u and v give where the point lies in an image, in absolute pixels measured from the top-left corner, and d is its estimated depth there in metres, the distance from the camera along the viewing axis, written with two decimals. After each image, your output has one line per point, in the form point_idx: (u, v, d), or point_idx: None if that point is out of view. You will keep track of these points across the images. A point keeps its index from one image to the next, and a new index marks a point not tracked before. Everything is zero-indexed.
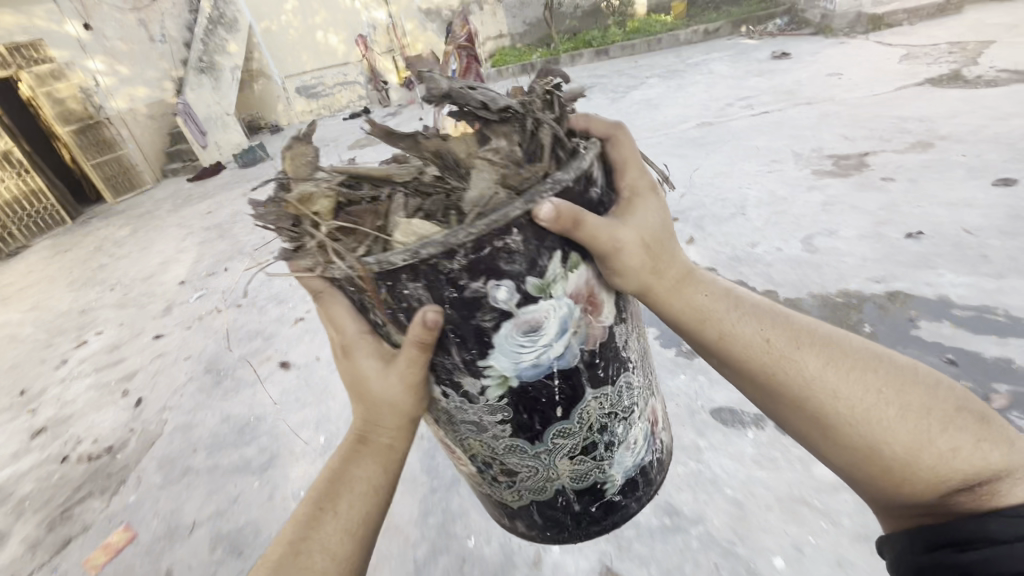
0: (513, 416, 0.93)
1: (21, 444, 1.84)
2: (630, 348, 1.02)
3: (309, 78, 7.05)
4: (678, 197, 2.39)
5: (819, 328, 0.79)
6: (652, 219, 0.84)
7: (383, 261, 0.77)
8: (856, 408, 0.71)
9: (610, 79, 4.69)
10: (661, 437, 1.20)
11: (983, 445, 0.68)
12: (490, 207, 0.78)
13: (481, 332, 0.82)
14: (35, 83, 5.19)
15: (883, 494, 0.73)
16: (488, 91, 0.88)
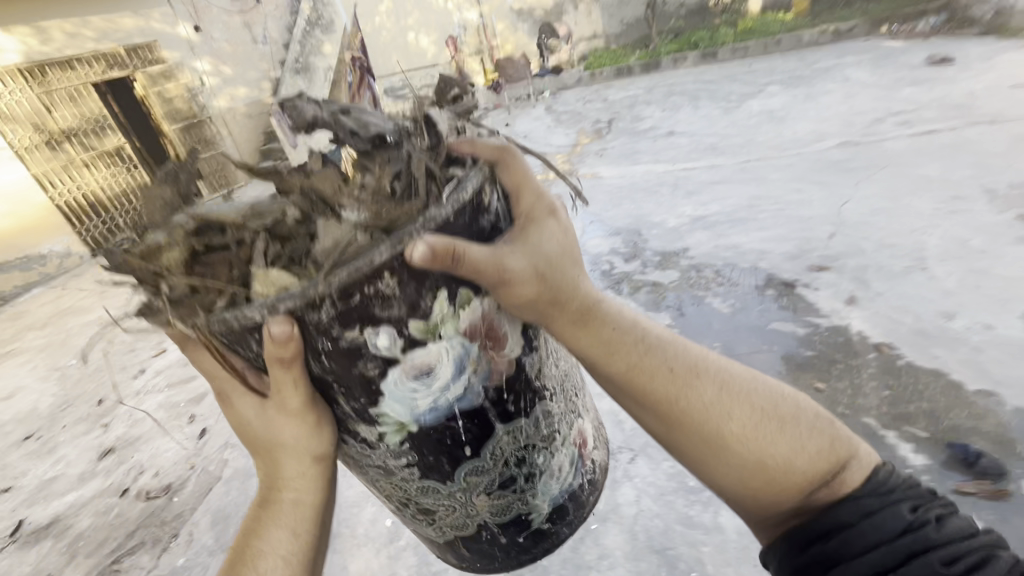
0: (418, 457, 1.05)
1: (89, 464, 1.78)
2: (544, 380, 1.14)
3: None
4: (827, 237, 2.13)
5: (703, 358, 0.97)
6: (550, 247, 0.95)
7: (245, 315, 0.85)
8: (744, 429, 0.90)
9: (720, 84, 4.24)
10: (593, 458, 1.32)
11: (832, 444, 0.92)
12: (347, 253, 0.84)
13: (368, 380, 0.94)
14: (148, 83, 5.51)
15: (760, 502, 0.93)
16: (362, 116, 1.04)
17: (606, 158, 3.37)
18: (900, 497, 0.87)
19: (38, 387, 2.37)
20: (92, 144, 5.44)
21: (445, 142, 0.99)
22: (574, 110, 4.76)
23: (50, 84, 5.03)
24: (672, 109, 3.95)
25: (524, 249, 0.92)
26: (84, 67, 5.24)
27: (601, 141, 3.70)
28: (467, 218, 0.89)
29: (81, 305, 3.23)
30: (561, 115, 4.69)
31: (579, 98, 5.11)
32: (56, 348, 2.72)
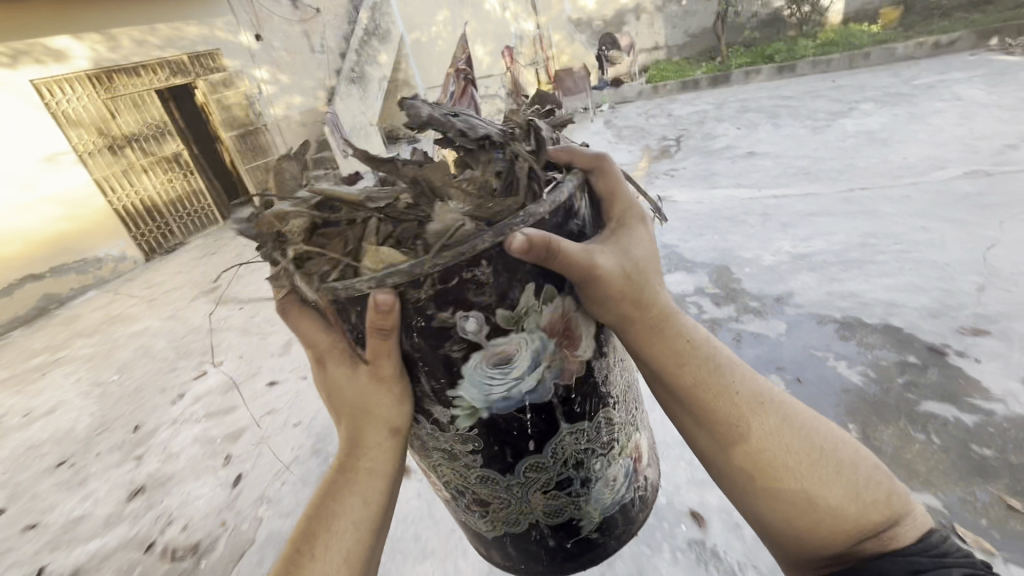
0: (484, 445, 1.14)
1: (117, 505, 1.64)
2: (609, 386, 1.24)
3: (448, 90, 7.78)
4: (974, 289, 1.94)
5: (768, 390, 1.02)
6: (640, 252, 1.04)
7: (351, 287, 0.93)
8: (801, 462, 0.94)
9: (800, 100, 3.93)
10: (643, 475, 1.45)
11: (892, 498, 0.94)
12: (455, 237, 0.92)
13: (450, 361, 1.02)
14: (208, 90, 5.57)
15: (801, 541, 0.95)
16: (469, 119, 1.09)
17: (678, 182, 3.08)
18: (952, 562, 0.87)
19: (75, 402, 2.27)
20: (152, 150, 5.25)
21: (547, 149, 1.09)
22: (637, 125, 4.48)
23: (117, 90, 4.94)
24: (750, 127, 3.62)
25: (614, 249, 1.02)
26: (147, 74, 5.16)
27: (671, 160, 3.44)
28: (559, 219, 0.99)
29: (129, 314, 3.18)
30: (623, 130, 4.43)
31: (641, 113, 4.82)
32: (98, 360, 2.64)
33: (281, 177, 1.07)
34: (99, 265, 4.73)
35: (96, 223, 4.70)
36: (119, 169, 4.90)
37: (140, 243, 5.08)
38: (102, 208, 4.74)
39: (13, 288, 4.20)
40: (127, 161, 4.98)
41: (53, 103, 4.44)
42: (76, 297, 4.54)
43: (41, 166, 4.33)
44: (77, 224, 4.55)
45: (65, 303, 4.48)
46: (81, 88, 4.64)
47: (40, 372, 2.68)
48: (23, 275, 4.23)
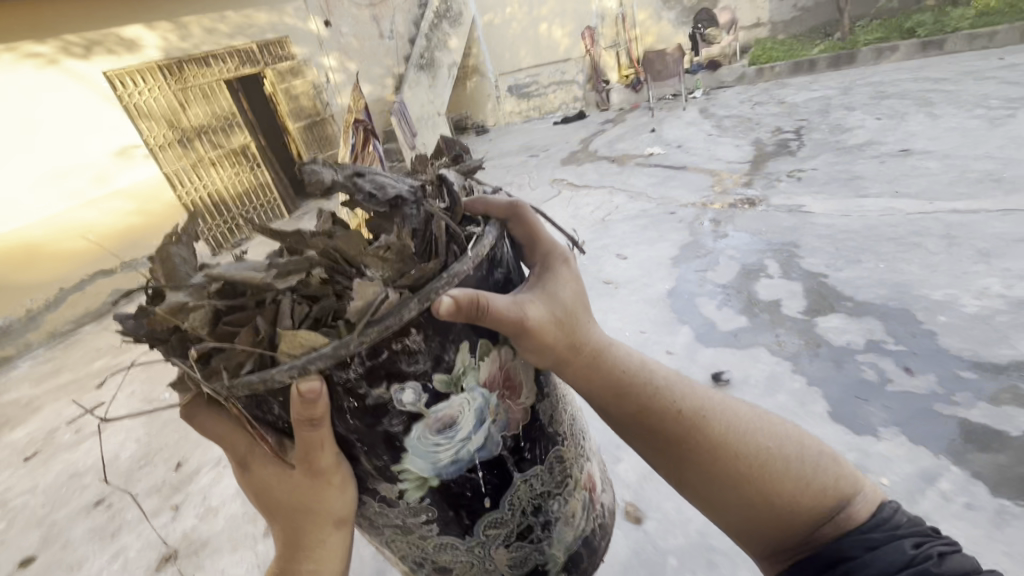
0: (439, 513, 1.19)
1: (148, 571, 1.56)
2: (556, 426, 1.32)
3: (523, 76, 7.39)
4: None
5: (710, 402, 1.12)
6: (566, 296, 1.18)
7: (269, 379, 0.93)
8: (751, 463, 1.04)
9: (957, 84, 3.35)
10: (602, 500, 1.49)
11: (838, 483, 1.04)
12: (377, 313, 0.94)
13: (391, 435, 1.08)
14: (276, 79, 5.51)
15: (770, 534, 1.04)
16: (375, 177, 1.14)
17: (812, 185, 2.81)
18: (904, 533, 0.96)
19: (140, 432, 2.22)
20: (219, 142, 5.16)
21: (461, 201, 1.22)
22: (744, 116, 3.84)
23: (187, 81, 4.86)
24: (896, 117, 3.17)
25: (543, 298, 1.15)
26: (216, 64, 5.07)
27: (793, 160, 3.08)
28: (483, 271, 1.13)
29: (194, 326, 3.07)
30: (722, 120, 3.87)
31: (744, 100, 4.23)
32: (156, 382, 2.53)
33: (172, 264, 1.07)
34: None
35: (163, 217, 4.70)
36: (189, 163, 4.87)
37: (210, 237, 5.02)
38: (170, 201, 4.76)
39: (83, 283, 4.28)
40: (196, 155, 4.94)
41: (126, 96, 4.43)
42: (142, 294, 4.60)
43: (113, 161, 4.36)
44: (145, 218, 4.57)
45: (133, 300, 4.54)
46: (151, 79, 4.59)
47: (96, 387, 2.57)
48: (92, 271, 4.33)
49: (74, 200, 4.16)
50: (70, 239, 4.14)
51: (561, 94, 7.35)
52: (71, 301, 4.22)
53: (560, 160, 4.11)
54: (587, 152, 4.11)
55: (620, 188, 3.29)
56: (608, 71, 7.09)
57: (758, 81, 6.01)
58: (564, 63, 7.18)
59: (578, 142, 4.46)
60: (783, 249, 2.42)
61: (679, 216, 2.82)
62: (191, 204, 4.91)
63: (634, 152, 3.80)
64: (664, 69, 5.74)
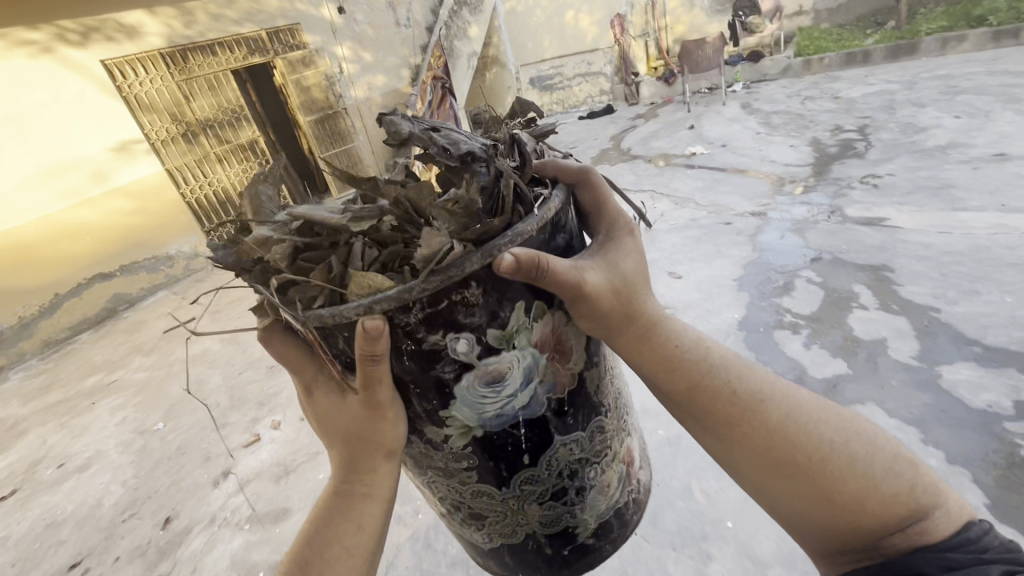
0: (479, 462, 1.21)
1: None
2: (601, 397, 1.33)
3: (545, 67, 7.18)
4: None
5: (771, 387, 1.05)
6: (627, 266, 1.13)
7: (339, 313, 0.99)
8: (813, 457, 0.97)
9: None
10: (638, 477, 1.50)
11: (912, 491, 0.95)
12: (443, 262, 0.95)
13: (443, 380, 1.09)
14: (287, 69, 5.27)
15: (827, 534, 0.98)
16: (452, 135, 1.11)
17: (891, 195, 2.59)
18: (991, 558, 0.87)
19: (128, 474, 2.00)
20: (227, 137, 4.90)
21: (532, 164, 1.18)
22: (795, 112, 3.72)
23: (192, 72, 4.63)
24: (979, 116, 3.03)
25: (602, 266, 1.09)
26: (222, 52, 4.82)
27: (863, 163, 2.92)
28: (546, 234, 1.08)
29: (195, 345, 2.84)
30: (770, 117, 3.73)
31: (791, 93, 4.15)
32: (149, 407, 2.32)
33: (259, 203, 1.16)
34: (171, 262, 4.55)
35: (163, 215, 4.46)
36: (194, 159, 4.64)
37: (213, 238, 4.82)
38: (173, 197, 4.51)
39: (81, 288, 4.07)
40: (202, 151, 4.71)
41: (126, 87, 4.22)
42: (145, 298, 4.39)
43: (110, 156, 4.14)
44: (145, 217, 4.35)
45: (135, 304, 4.33)
46: (154, 69, 4.38)
47: (84, 416, 2.34)
48: (92, 274, 4.10)
49: (69, 200, 3.96)
50: (67, 239, 3.97)
51: (587, 86, 7.05)
52: (66, 308, 4.01)
53: (591, 158, 3.81)
54: (620, 151, 3.82)
55: (662, 193, 3.03)
56: (637, 63, 6.82)
57: (805, 74, 5.69)
58: (591, 53, 6.86)
59: (608, 139, 4.17)
60: (877, 273, 2.16)
61: (742, 231, 2.56)
62: (195, 202, 4.70)
63: (674, 151, 3.53)
64: (701, 62, 5.41)
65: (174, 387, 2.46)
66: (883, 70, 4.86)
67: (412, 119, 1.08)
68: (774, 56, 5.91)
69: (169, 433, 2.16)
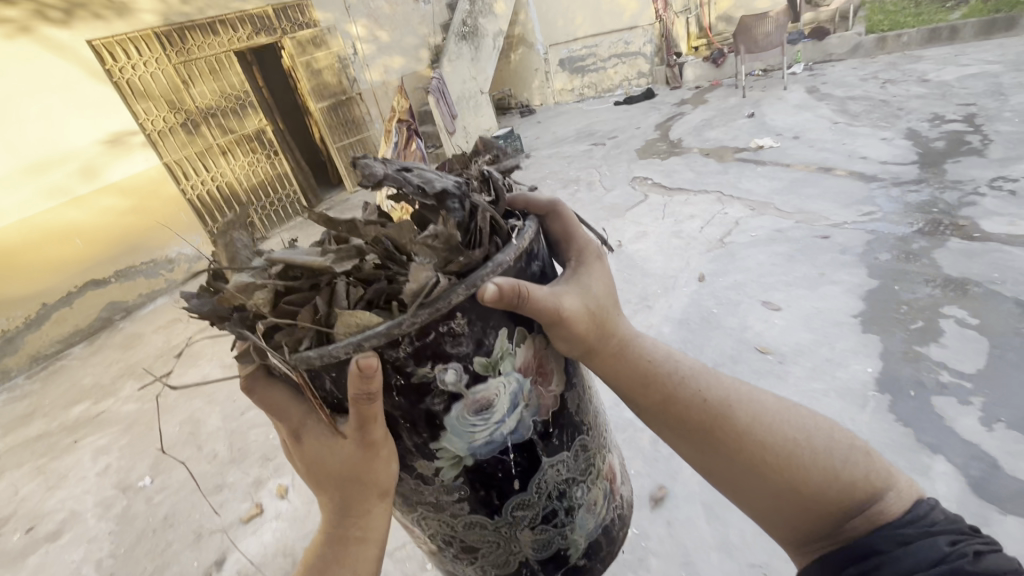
0: (470, 492, 1.13)
1: None
2: (583, 416, 1.26)
3: (578, 47, 6.56)
4: None
5: (739, 393, 1.01)
6: (598, 288, 1.09)
7: (327, 354, 0.93)
8: (779, 455, 0.93)
9: None
10: (622, 493, 1.44)
11: (866, 476, 0.92)
12: (429, 296, 0.92)
13: (432, 414, 1.03)
14: (296, 51, 4.93)
15: (794, 524, 0.95)
16: (425, 171, 1.06)
17: None
18: (940, 531, 0.84)
19: (104, 551, 1.72)
20: (231, 126, 4.62)
21: (505, 196, 1.14)
22: (877, 99, 3.30)
23: (191, 53, 4.28)
24: None
25: (576, 290, 1.05)
26: (222, 32, 4.47)
27: (985, 162, 2.47)
28: (523, 263, 1.04)
29: (194, 372, 2.54)
30: (846, 103, 3.33)
31: (864, 77, 3.73)
32: (137, 454, 2.11)
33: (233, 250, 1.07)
34: (170, 267, 4.26)
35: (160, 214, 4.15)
36: (196, 151, 4.34)
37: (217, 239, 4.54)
38: (173, 194, 4.20)
39: (72, 298, 3.77)
40: (203, 142, 4.40)
41: (117, 71, 3.87)
42: (143, 306, 4.10)
43: (101, 150, 3.82)
44: (141, 217, 4.04)
45: (131, 314, 4.04)
46: (148, 50, 4.02)
47: (66, 459, 2.18)
48: (83, 281, 3.80)
49: (55, 199, 3.64)
50: (54, 243, 3.65)
51: (623, 68, 6.48)
52: (54, 320, 3.71)
53: (636, 150, 3.39)
54: (669, 142, 3.39)
55: (731, 194, 2.66)
56: (679, 43, 6.25)
57: (877, 53, 5.16)
58: (629, 31, 6.26)
59: (653, 129, 3.73)
60: None
61: (845, 249, 2.18)
62: (196, 197, 4.37)
63: (735, 144, 3.12)
64: (760, 40, 4.90)
65: (167, 428, 2.20)
66: (976, 49, 4.35)
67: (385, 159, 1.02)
68: (842, 33, 5.36)
69: (155, 495, 1.90)
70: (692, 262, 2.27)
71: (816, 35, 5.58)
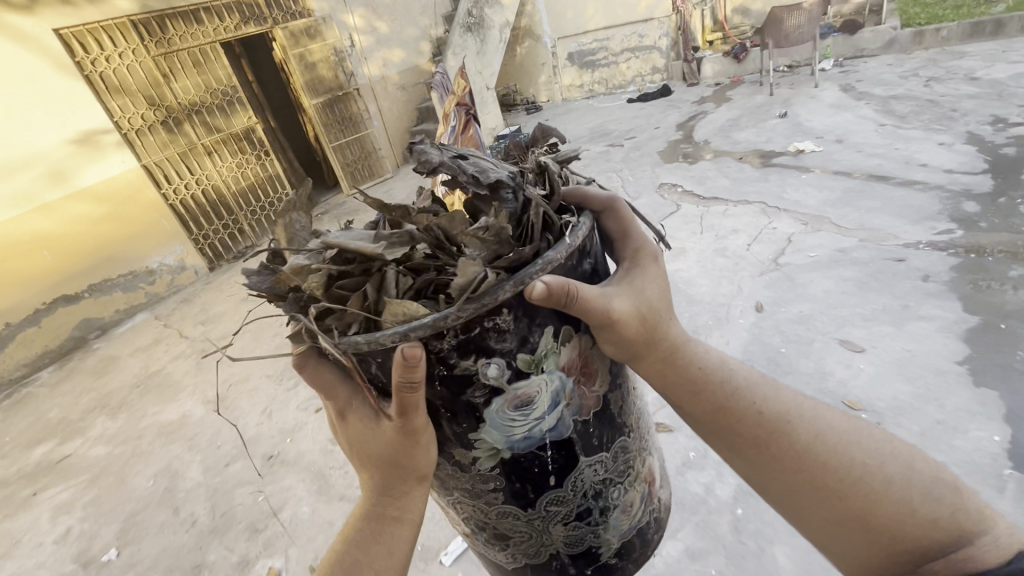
0: (505, 484, 0.88)
1: None
2: (628, 414, 0.97)
3: (588, 40, 6.29)
4: None
5: (804, 405, 0.79)
6: (654, 290, 0.84)
7: (369, 341, 0.70)
8: (846, 479, 0.71)
9: None
10: (661, 495, 1.12)
11: (960, 515, 0.68)
12: (478, 291, 0.69)
13: (473, 408, 0.79)
14: (289, 43, 4.63)
15: (859, 563, 0.72)
16: (482, 160, 0.84)
17: None
18: None
19: None
20: (217, 125, 4.31)
21: (560, 190, 0.87)
22: (924, 99, 3.12)
23: (171, 44, 3.97)
24: None
25: (629, 290, 0.81)
26: (205, 21, 4.16)
27: None
28: (573, 260, 0.79)
29: (172, 409, 2.28)
30: (890, 104, 3.14)
31: (903, 75, 3.54)
32: (103, 515, 1.82)
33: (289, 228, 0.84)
34: (151, 279, 3.97)
35: (137, 220, 3.86)
36: (178, 151, 4.03)
37: (203, 248, 4.25)
38: (153, 200, 3.91)
39: (39, 316, 3.48)
40: (186, 142, 4.09)
41: (89, 63, 3.56)
42: (121, 323, 3.81)
43: (70, 150, 3.52)
44: (116, 224, 3.75)
45: (107, 332, 3.75)
46: (124, 40, 3.71)
47: (20, 518, 1.91)
48: (52, 298, 3.51)
49: (19, 207, 3.33)
50: (18, 255, 3.35)
51: (637, 62, 6.20)
52: (20, 341, 3.41)
53: (660, 154, 3.20)
54: (695, 144, 3.24)
55: (777, 205, 2.43)
56: (696, 36, 5.97)
57: (914, 48, 4.95)
58: (644, 24, 5.95)
59: (675, 129, 3.56)
60: None
61: (928, 275, 1.88)
62: (175, 200, 4.05)
63: (771, 148, 2.95)
64: (790, 33, 4.66)
65: (139, 482, 1.93)
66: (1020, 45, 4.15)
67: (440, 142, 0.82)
68: (875, 27, 5.12)
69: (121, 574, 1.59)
70: (744, 287, 2.00)
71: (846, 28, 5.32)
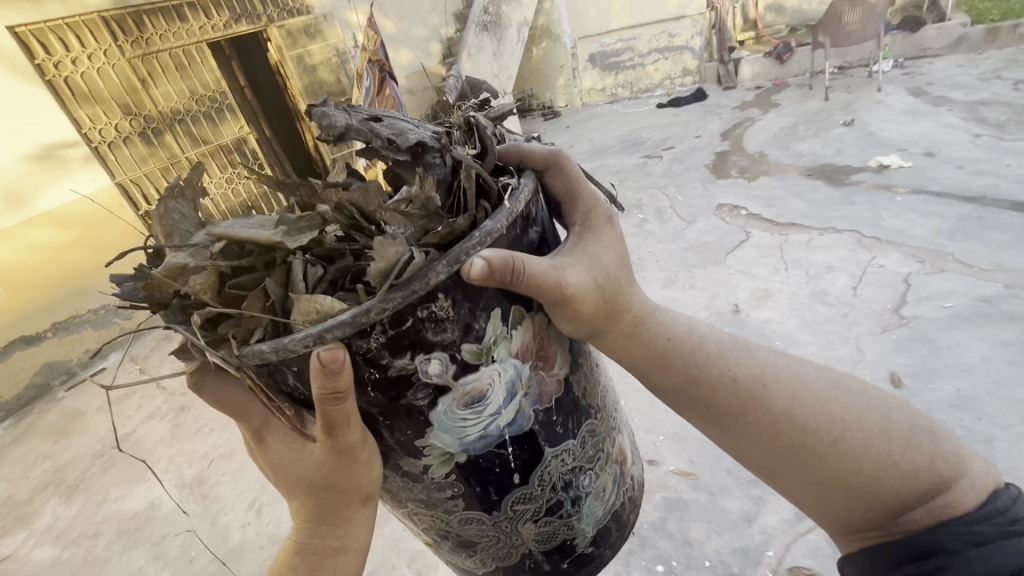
0: (464, 488, 0.79)
1: None
2: (593, 396, 0.90)
3: (612, 40, 5.94)
4: None
5: (779, 367, 0.79)
6: (610, 258, 0.82)
7: (278, 347, 0.61)
8: (823, 437, 0.72)
9: None
10: (633, 474, 1.03)
11: (937, 463, 0.71)
12: (403, 275, 0.61)
13: (414, 410, 0.71)
14: (285, 44, 4.34)
15: (841, 517, 0.74)
16: (400, 121, 0.76)
17: None
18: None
19: None
20: (203, 134, 4.04)
21: (495, 151, 0.82)
22: (1018, 103, 2.88)
23: (151, 44, 3.65)
24: None
25: (583, 260, 0.79)
26: (187, 20, 3.82)
27: None
28: (516, 230, 0.73)
29: (137, 496, 1.97)
30: (979, 110, 2.91)
31: (981, 78, 3.33)
32: None
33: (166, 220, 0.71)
34: (128, 313, 3.60)
35: (108, 245, 3.48)
36: (159, 165, 3.73)
37: None
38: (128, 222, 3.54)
39: None
40: (168, 155, 3.78)
41: (51, 65, 3.17)
42: (90, 368, 3.43)
43: (25, 167, 3.07)
44: (84, 252, 3.35)
45: (74, 377, 3.38)
46: (97, 39, 3.38)
47: None
48: (8, 339, 3.11)
49: None
50: None
51: (666, 64, 5.87)
52: None
53: (708, 167, 2.98)
54: (750, 156, 3.00)
55: (876, 236, 2.14)
56: (729, 36, 5.63)
57: (986, 46, 4.62)
58: (674, 23, 5.65)
59: (720, 138, 3.32)
60: None
61: None
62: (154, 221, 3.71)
63: (847, 163, 2.71)
64: (850, 31, 4.33)
65: None
66: None
67: (348, 106, 0.72)
68: (941, 24, 4.81)
69: None
70: (868, 350, 1.67)
71: (912, 27, 4.97)
